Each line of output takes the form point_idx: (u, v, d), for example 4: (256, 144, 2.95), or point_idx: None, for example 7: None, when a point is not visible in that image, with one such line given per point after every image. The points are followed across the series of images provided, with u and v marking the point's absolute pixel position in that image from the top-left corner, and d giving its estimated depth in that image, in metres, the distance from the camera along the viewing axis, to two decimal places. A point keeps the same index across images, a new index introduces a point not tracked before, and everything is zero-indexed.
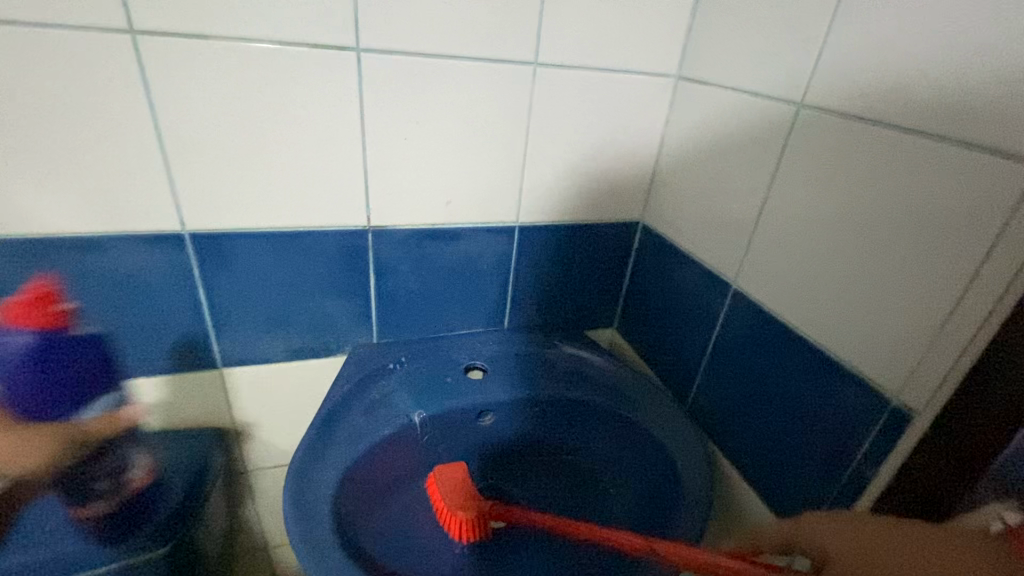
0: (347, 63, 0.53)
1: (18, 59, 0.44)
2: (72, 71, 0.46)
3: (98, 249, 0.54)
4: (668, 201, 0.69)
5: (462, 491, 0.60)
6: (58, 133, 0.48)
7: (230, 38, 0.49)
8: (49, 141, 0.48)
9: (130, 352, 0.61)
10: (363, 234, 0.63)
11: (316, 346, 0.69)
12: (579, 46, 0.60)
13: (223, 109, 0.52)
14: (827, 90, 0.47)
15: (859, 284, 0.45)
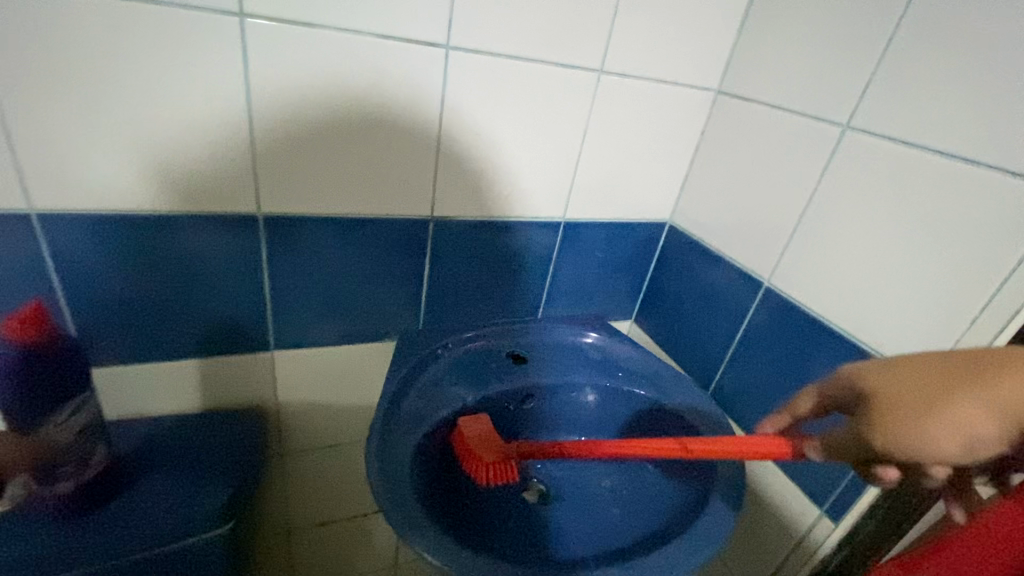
0: (436, 59, 0.55)
1: (126, 35, 0.44)
2: (175, 49, 0.46)
3: (171, 227, 0.54)
4: (701, 205, 0.75)
5: (490, 437, 0.61)
6: (152, 109, 0.48)
7: (331, 28, 0.50)
8: (140, 117, 0.48)
9: (188, 332, 0.60)
10: (425, 223, 0.65)
11: (367, 330, 0.70)
12: (638, 56, 0.64)
13: (313, 95, 0.53)
14: (869, 115, 0.54)
15: (893, 285, 0.52)
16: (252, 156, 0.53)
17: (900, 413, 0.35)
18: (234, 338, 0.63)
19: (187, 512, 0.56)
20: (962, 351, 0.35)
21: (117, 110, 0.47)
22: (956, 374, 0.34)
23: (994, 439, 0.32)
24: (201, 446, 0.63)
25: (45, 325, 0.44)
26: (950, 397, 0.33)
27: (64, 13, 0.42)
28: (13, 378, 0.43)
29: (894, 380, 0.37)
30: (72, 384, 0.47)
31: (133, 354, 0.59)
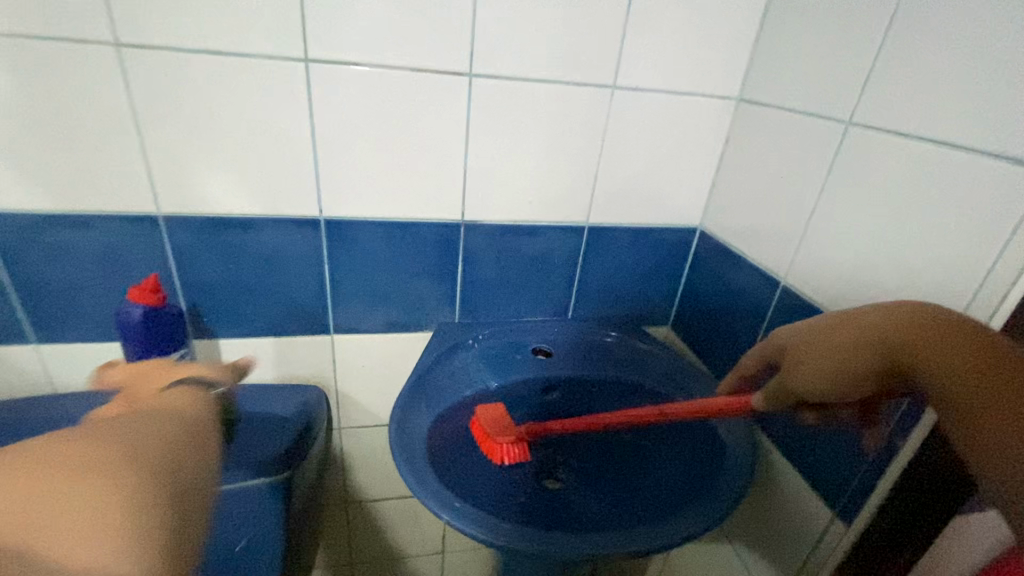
0: (461, 85, 0.65)
1: (226, 80, 0.60)
2: (258, 89, 0.61)
3: (255, 227, 0.68)
4: (726, 210, 0.77)
5: (502, 420, 0.67)
6: (242, 135, 0.63)
7: (375, 65, 0.62)
8: (234, 141, 0.63)
9: (266, 313, 0.75)
10: (457, 226, 0.74)
11: (409, 321, 0.80)
12: (650, 71, 0.70)
13: (361, 119, 0.65)
14: (869, 110, 0.54)
15: (895, 278, 0.51)
16: (315, 169, 0.66)
17: (801, 357, 0.47)
18: (301, 321, 0.77)
19: None
20: (854, 308, 0.45)
21: (219, 137, 0.62)
22: (846, 321, 0.45)
23: (863, 372, 0.43)
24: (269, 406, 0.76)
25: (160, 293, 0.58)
26: (827, 341, 0.45)
27: (187, 69, 0.58)
28: (137, 332, 0.58)
29: (801, 333, 0.48)
30: (177, 339, 0.61)
31: (226, 328, 0.74)
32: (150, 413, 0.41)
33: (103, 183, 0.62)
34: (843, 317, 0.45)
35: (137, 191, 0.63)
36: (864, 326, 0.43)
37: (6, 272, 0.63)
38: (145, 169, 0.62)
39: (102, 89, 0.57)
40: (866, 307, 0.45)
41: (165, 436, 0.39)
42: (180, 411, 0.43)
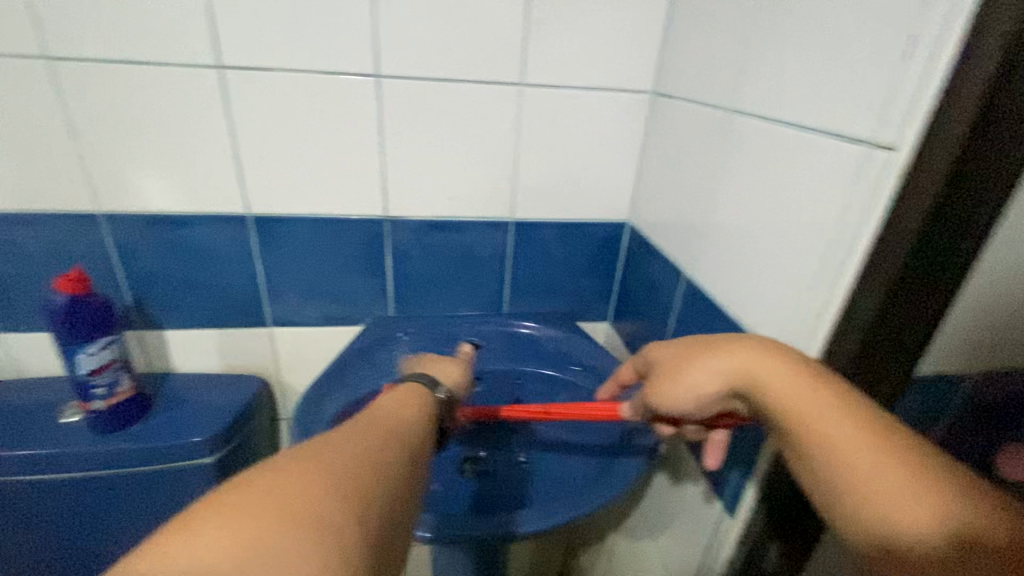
0: (370, 86, 0.68)
1: (149, 87, 0.65)
2: (178, 94, 0.66)
3: (188, 223, 0.73)
4: (647, 203, 0.77)
5: None
6: (167, 136, 0.68)
7: (285, 68, 0.66)
8: (161, 142, 0.68)
9: (205, 306, 0.79)
10: (380, 222, 0.77)
11: (342, 315, 0.83)
12: (560, 68, 0.71)
13: (277, 120, 0.69)
14: (743, 96, 0.54)
15: (764, 263, 0.51)
16: (238, 168, 0.71)
17: (679, 370, 0.47)
18: (238, 314, 0.81)
19: (198, 435, 0.74)
20: (727, 338, 0.46)
21: (148, 141, 0.68)
22: (720, 345, 0.46)
23: (719, 401, 0.46)
24: (211, 388, 0.82)
25: (83, 282, 0.64)
26: (714, 366, 0.45)
27: (112, 77, 0.64)
28: (61, 318, 0.64)
29: (671, 348, 0.50)
30: (103, 326, 0.67)
31: (167, 320, 0.79)
32: (376, 416, 0.41)
33: (47, 185, 0.68)
34: (714, 343, 0.46)
35: (77, 191, 0.69)
36: (738, 368, 0.44)
37: None
38: (83, 171, 0.68)
39: (37, 98, 0.63)
40: (744, 340, 0.45)
41: (395, 435, 0.39)
42: (400, 415, 0.43)
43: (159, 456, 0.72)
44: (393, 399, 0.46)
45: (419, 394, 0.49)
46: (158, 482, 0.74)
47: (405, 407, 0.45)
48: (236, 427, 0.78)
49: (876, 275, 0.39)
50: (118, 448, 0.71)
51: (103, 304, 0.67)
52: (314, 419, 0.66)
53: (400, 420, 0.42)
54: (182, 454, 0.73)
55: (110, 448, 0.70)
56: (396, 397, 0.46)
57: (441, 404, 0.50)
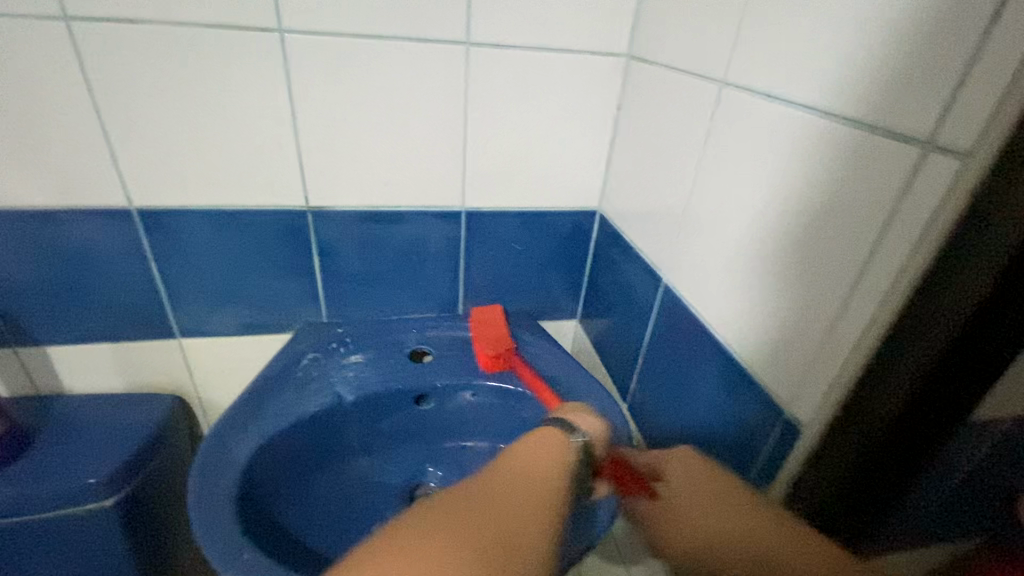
0: (271, 45, 0.54)
1: None
2: (12, 54, 0.50)
3: (54, 221, 0.59)
4: (621, 189, 0.66)
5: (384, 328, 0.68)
6: (7, 110, 0.52)
7: (155, 21, 0.51)
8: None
9: (93, 317, 0.66)
10: (304, 214, 0.64)
11: (268, 322, 0.71)
12: (514, 24, 0.58)
13: (154, 90, 0.54)
14: (742, 70, 0.43)
15: (768, 283, 0.41)
16: (112, 151, 0.56)
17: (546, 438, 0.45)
18: (137, 325, 0.67)
19: (93, 476, 0.62)
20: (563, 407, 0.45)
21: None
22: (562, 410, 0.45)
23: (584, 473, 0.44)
24: (112, 413, 0.69)
25: None
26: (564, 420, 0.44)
27: None
28: None
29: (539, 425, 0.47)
30: None
31: (45, 334, 0.65)
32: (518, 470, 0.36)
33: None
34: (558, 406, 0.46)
35: None
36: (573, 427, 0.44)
37: None
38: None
39: None
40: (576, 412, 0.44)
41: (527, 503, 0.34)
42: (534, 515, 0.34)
43: (43, 504, 0.61)
44: (532, 456, 0.37)
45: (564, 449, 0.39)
46: (42, 534, 0.62)
47: (536, 462, 0.37)
48: (144, 460, 0.67)
49: (894, 344, 0.32)
50: None
51: None
52: (222, 459, 0.55)
53: (538, 491, 0.35)
54: (76, 501, 0.62)
55: None
56: (531, 457, 0.37)
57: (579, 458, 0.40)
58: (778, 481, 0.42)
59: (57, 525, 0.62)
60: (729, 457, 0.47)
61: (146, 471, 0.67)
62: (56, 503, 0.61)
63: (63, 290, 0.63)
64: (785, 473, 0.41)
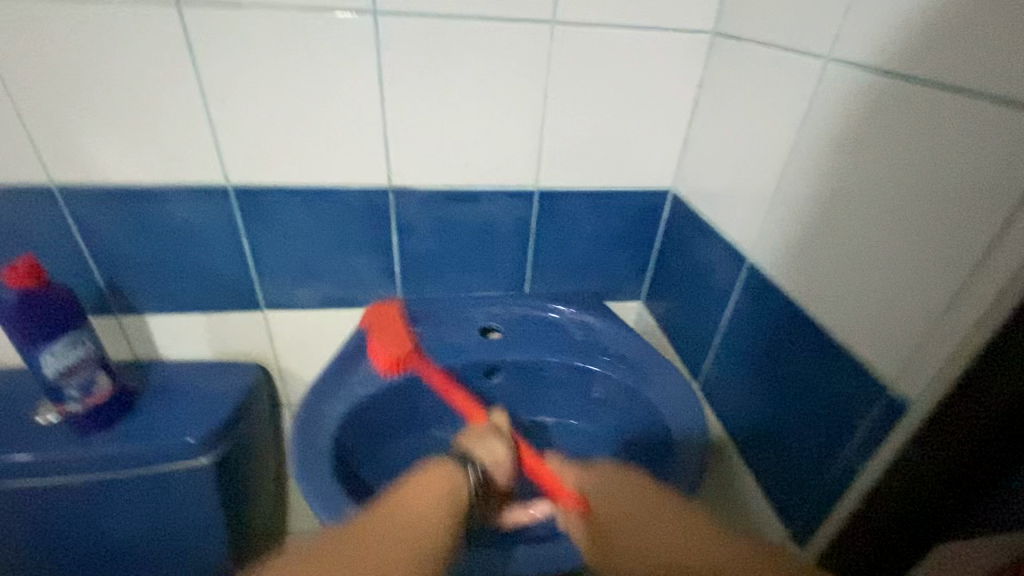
0: (363, 26, 0.55)
1: (119, 30, 0.53)
2: (122, 38, 0.53)
3: (157, 199, 0.62)
4: (696, 168, 0.66)
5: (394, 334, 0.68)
6: (114, 95, 0.56)
7: (257, 6, 0.53)
8: (102, 103, 0.56)
9: (185, 290, 0.70)
10: (385, 193, 0.66)
11: (344, 296, 0.74)
12: (603, 4, 0.58)
13: (243, 73, 0.56)
14: (854, 43, 0.42)
15: (871, 265, 0.41)
16: (194, 133, 0.59)
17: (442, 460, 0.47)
18: (222, 298, 0.71)
19: (192, 436, 0.67)
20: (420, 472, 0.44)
21: (87, 100, 0.56)
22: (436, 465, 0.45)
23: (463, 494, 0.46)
24: (202, 380, 0.74)
25: (36, 275, 0.55)
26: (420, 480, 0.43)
27: (71, 19, 0.51)
28: (13, 317, 0.55)
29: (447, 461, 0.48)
30: (67, 320, 0.59)
31: (143, 304, 0.70)
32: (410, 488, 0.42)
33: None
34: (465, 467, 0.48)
35: (23, 160, 0.58)
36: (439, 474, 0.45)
37: None
38: (0, 133, 0.56)
39: None
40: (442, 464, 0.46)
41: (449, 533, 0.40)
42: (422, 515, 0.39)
43: (145, 461, 0.65)
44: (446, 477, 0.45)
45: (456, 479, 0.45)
46: (145, 489, 0.67)
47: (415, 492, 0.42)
48: (233, 425, 0.71)
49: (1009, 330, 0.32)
50: (102, 454, 0.64)
51: (63, 296, 0.58)
52: (313, 422, 0.59)
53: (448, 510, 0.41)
54: (179, 458, 0.67)
55: (97, 453, 0.64)
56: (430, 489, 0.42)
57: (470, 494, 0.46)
58: (865, 474, 0.41)
59: (159, 481, 0.67)
60: (817, 438, 0.46)
61: (234, 436, 0.71)
62: (161, 459, 0.66)
63: (149, 264, 0.67)
64: (869, 472, 0.41)
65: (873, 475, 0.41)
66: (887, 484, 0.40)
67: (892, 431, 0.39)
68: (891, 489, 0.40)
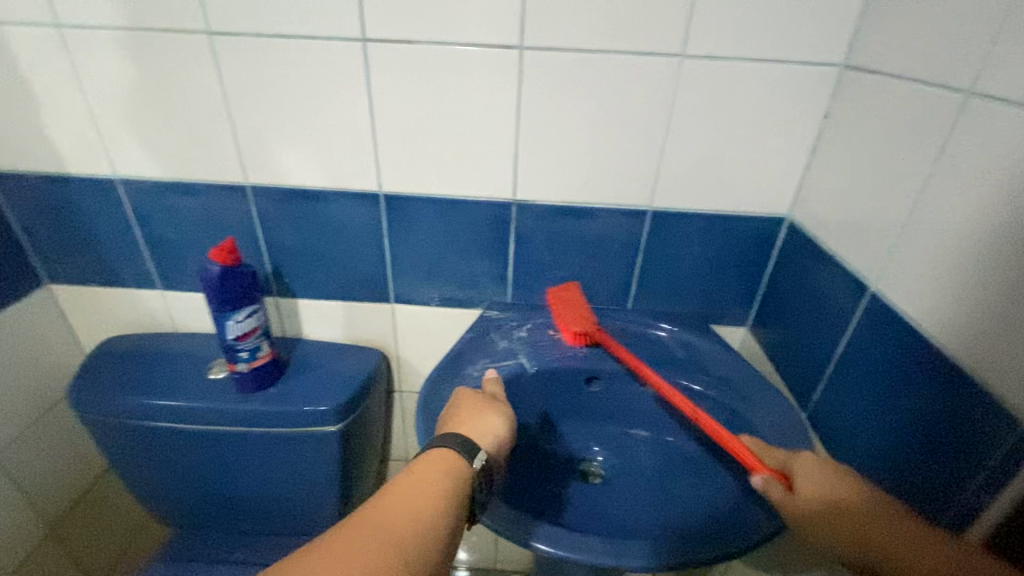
0: (510, 58, 0.63)
1: (315, 62, 0.65)
2: (315, 68, 0.65)
3: (322, 200, 0.74)
4: (816, 196, 0.66)
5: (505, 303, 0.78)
6: (302, 114, 0.68)
7: (425, 42, 0.63)
8: (293, 120, 0.69)
9: (331, 279, 0.81)
10: (508, 206, 0.73)
11: (462, 297, 0.81)
12: (729, 39, 0.61)
13: (405, 98, 0.66)
14: (999, 77, 0.42)
15: (1008, 297, 0.40)
16: (359, 147, 0.70)
17: (426, 463, 0.50)
18: (359, 289, 0.82)
19: (326, 404, 0.77)
20: (398, 489, 0.46)
21: (283, 117, 0.69)
22: (417, 482, 0.47)
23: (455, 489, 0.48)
24: (335, 358, 0.84)
25: (232, 253, 0.68)
26: (401, 498, 0.46)
27: (282, 53, 0.64)
28: (211, 287, 0.68)
29: (434, 458, 0.51)
30: (249, 293, 0.71)
31: (296, 289, 0.82)
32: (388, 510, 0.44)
33: (179, 131, 0.70)
34: (450, 465, 0.50)
35: (228, 163, 0.72)
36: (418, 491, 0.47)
37: (129, 206, 0.76)
38: (218, 143, 0.71)
39: (203, 66, 0.66)
40: (423, 481, 0.48)
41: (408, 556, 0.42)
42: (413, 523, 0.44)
43: (288, 421, 0.76)
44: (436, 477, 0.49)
45: (453, 464, 0.50)
46: (285, 445, 0.79)
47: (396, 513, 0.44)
48: (359, 400, 0.81)
49: None
50: (256, 410, 0.76)
51: (248, 274, 0.71)
52: (436, 401, 0.66)
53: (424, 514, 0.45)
54: (314, 422, 0.77)
55: (253, 409, 0.76)
56: (422, 483, 0.47)
57: (475, 475, 0.51)
58: (992, 510, 0.41)
59: (297, 440, 0.78)
60: (942, 472, 0.45)
61: (358, 410, 0.81)
62: (301, 423, 0.77)
63: (307, 255, 0.79)
64: (997, 507, 0.41)
65: (1001, 511, 0.40)
66: (1021, 521, 0.40)
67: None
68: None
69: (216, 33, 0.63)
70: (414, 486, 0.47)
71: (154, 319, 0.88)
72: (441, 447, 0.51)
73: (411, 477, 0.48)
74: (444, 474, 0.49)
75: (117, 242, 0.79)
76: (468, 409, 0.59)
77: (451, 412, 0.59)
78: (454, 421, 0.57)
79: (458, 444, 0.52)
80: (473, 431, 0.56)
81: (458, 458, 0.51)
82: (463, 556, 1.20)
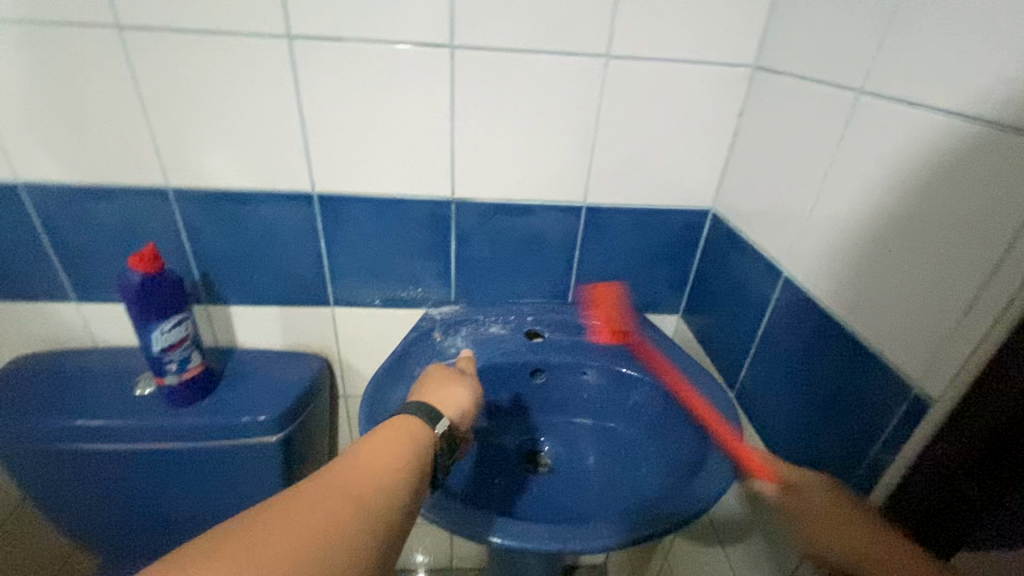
0: (442, 58, 0.64)
1: (239, 58, 0.62)
2: (239, 65, 0.63)
3: (253, 202, 0.71)
4: (736, 189, 0.70)
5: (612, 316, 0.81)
6: (225, 111, 0.65)
7: (355, 40, 0.62)
8: (217, 119, 0.66)
9: (266, 285, 0.78)
10: (448, 204, 0.73)
11: (405, 297, 0.81)
12: (652, 40, 0.64)
13: (338, 95, 0.65)
14: (883, 77, 0.47)
15: (896, 275, 0.45)
16: (290, 148, 0.68)
17: (393, 427, 0.50)
18: (298, 294, 0.80)
19: (264, 414, 0.74)
20: (363, 449, 0.46)
21: (205, 116, 0.66)
22: (379, 442, 0.47)
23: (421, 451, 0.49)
24: (273, 366, 0.82)
25: (154, 261, 0.65)
26: (365, 457, 0.45)
27: (203, 50, 0.62)
28: (133, 296, 0.65)
29: (402, 424, 0.50)
30: (175, 301, 0.68)
31: (228, 296, 0.79)
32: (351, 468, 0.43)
33: (88, 130, 0.66)
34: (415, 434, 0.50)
35: (148, 164, 0.68)
36: (382, 453, 0.46)
37: (33, 213, 0.70)
38: (135, 144, 0.67)
39: (112, 62, 0.62)
40: (387, 444, 0.47)
41: (344, 551, 0.37)
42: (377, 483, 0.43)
43: (227, 432, 0.73)
44: (377, 446, 0.46)
45: (412, 431, 0.50)
46: (224, 458, 0.75)
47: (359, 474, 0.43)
48: (301, 406, 0.78)
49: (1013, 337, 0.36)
50: (189, 424, 0.72)
51: (173, 281, 0.67)
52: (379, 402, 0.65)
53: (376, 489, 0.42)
54: (254, 433, 0.74)
55: (185, 423, 0.72)
56: (384, 443, 0.47)
57: (438, 438, 0.52)
58: (890, 472, 0.45)
59: (238, 452, 0.75)
60: (848, 437, 0.49)
61: (301, 416, 0.78)
62: (239, 434, 0.74)
63: (239, 259, 0.76)
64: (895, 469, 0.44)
65: (900, 473, 0.44)
66: (911, 481, 0.43)
67: (918, 429, 0.42)
68: (914, 489, 0.43)
69: (125, 27, 0.60)
70: (378, 448, 0.46)
71: (69, 334, 0.81)
72: (404, 413, 0.52)
73: (377, 438, 0.47)
74: (408, 438, 0.49)
75: (21, 253, 0.73)
76: (437, 381, 0.61)
77: (426, 381, 0.61)
78: (426, 389, 0.59)
79: (417, 409, 0.53)
80: (440, 400, 0.58)
81: (419, 422, 0.51)
82: (418, 559, 1.19)
